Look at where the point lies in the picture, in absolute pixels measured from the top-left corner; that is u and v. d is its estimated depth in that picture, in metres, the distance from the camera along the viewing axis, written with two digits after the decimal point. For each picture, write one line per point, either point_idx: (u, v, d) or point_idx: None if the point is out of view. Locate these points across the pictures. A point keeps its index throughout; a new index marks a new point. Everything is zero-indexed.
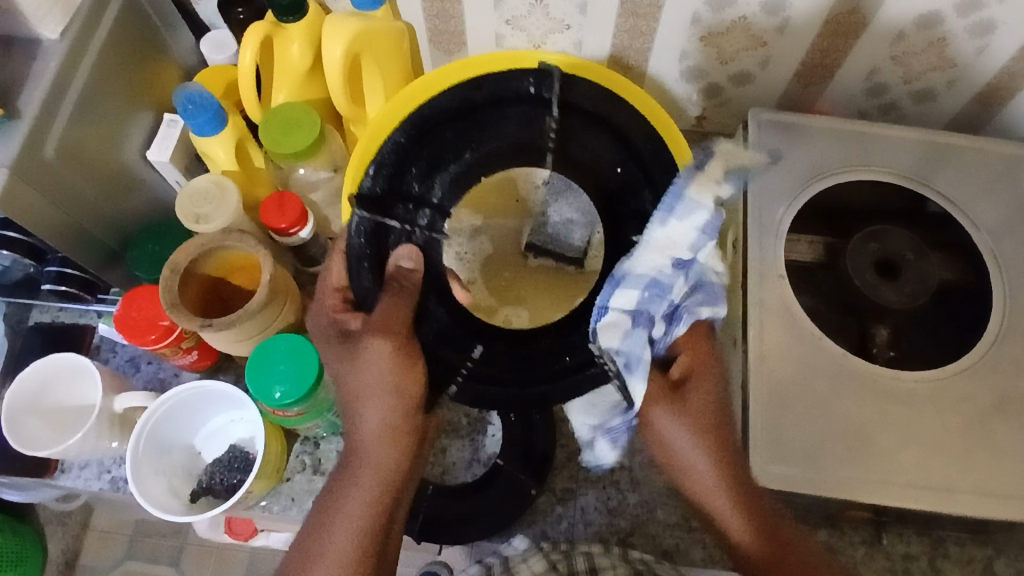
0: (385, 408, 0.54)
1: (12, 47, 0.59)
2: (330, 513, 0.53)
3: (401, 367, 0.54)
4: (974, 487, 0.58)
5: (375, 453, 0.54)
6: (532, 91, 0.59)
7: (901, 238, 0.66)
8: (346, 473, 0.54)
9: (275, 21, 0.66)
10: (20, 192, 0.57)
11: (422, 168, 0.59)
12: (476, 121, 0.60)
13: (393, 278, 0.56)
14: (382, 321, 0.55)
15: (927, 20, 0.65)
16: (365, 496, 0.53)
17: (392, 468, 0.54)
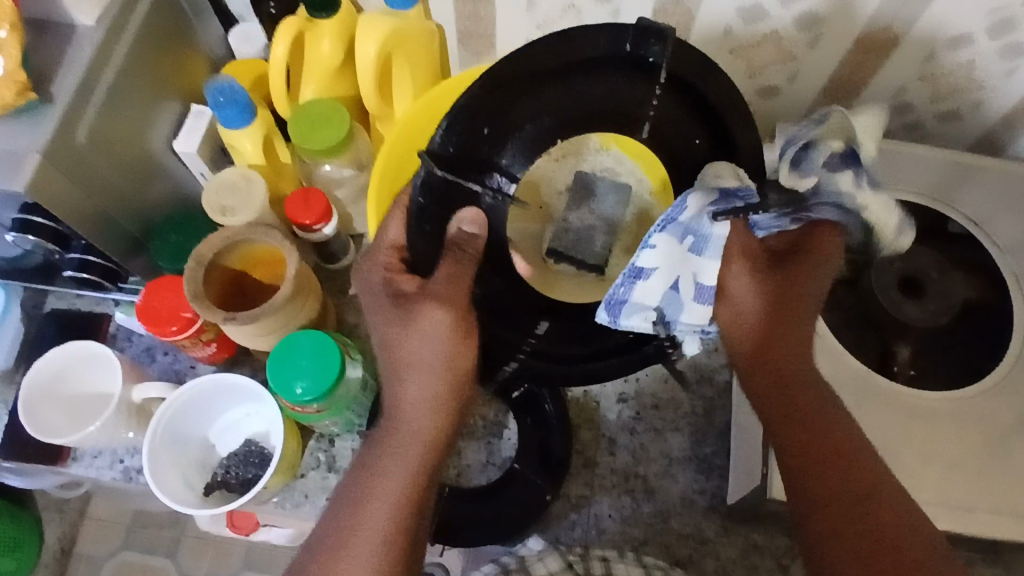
0: (434, 378, 0.53)
1: (48, 32, 0.59)
2: (374, 485, 0.52)
3: (455, 338, 0.53)
4: (993, 509, 0.58)
5: (419, 422, 0.53)
6: (629, 51, 0.52)
7: (925, 257, 0.67)
8: (387, 445, 0.53)
9: (307, 16, 0.66)
10: (51, 177, 0.57)
11: (492, 128, 0.53)
12: (563, 79, 0.53)
13: (455, 243, 0.54)
14: (442, 290, 0.53)
15: (959, 41, 0.65)
16: (411, 466, 0.52)
17: (434, 438, 0.53)
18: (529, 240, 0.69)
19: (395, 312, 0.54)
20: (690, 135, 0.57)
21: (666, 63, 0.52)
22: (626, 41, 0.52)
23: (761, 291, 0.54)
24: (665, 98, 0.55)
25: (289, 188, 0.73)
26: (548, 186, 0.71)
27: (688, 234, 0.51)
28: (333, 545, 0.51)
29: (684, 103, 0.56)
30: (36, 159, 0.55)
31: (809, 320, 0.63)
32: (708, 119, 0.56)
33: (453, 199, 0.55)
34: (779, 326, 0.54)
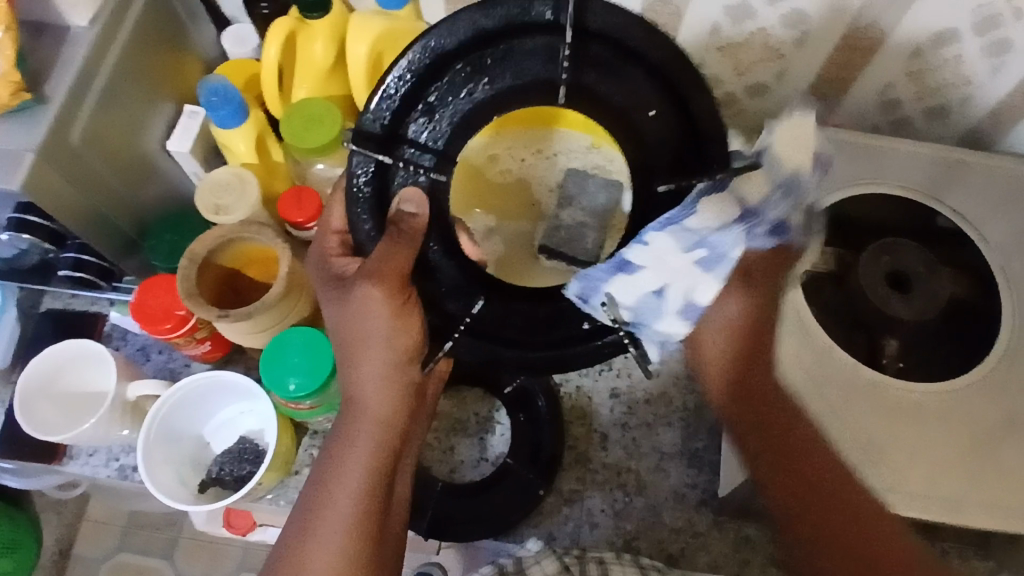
0: (384, 356, 0.54)
1: (42, 33, 0.59)
2: (335, 469, 0.54)
3: (398, 313, 0.53)
4: (981, 499, 0.59)
5: (375, 403, 0.55)
6: (551, 17, 0.49)
7: (913, 254, 0.67)
8: (348, 423, 0.55)
9: (300, 17, 0.68)
10: (45, 176, 0.57)
11: (425, 111, 0.51)
12: (488, 52, 0.50)
13: (392, 222, 0.51)
14: (378, 266, 0.51)
15: (945, 37, 0.66)
16: (370, 445, 0.55)
17: (390, 419, 0.55)
18: (520, 239, 0.71)
19: (340, 291, 0.56)
20: (645, 104, 0.51)
21: (579, 23, 0.49)
22: (547, 8, 0.48)
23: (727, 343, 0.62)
24: (590, 53, 0.49)
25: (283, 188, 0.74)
26: (540, 185, 0.74)
27: (701, 245, 0.51)
28: (301, 529, 0.53)
29: (615, 72, 0.50)
30: (30, 158, 0.56)
31: (797, 314, 0.64)
32: (656, 86, 0.50)
33: (390, 182, 0.52)
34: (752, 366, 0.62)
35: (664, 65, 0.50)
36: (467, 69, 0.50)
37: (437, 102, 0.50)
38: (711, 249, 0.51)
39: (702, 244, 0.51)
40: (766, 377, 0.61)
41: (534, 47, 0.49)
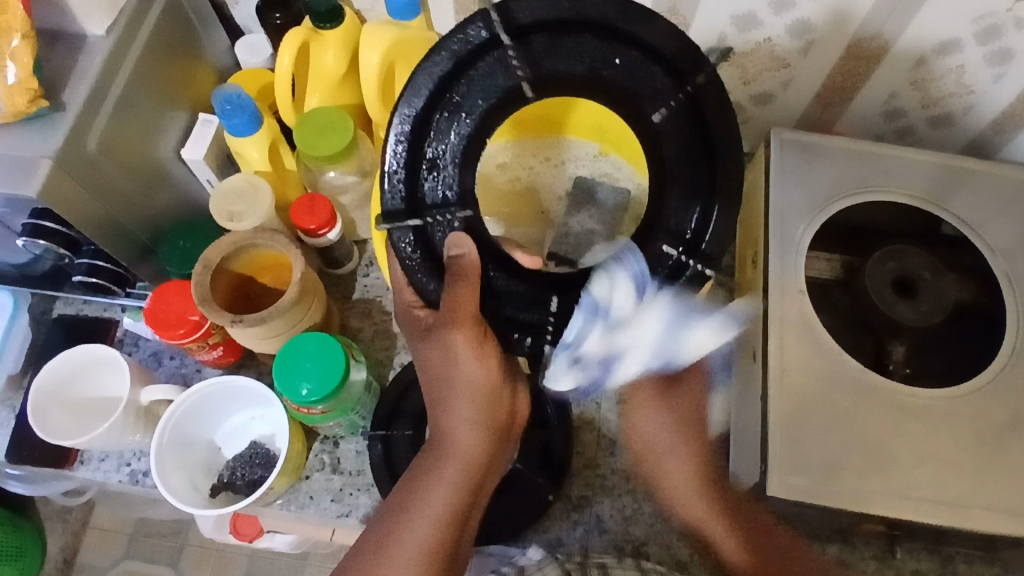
0: (471, 400, 0.56)
1: (59, 42, 0.60)
2: (415, 503, 0.54)
3: (478, 354, 0.54)
4: (988, 504, 0.59)
5: (461, 444, 0.55)
6: (487, 36, 0.51)
7: (918, 257, 0.67)
8: (430, 462, 0.56)
9: (312, 27, 0.68)
10: (62, 183, 0.58)
11: (430, 165, 0.53)
12: (457, 84, 0.52)
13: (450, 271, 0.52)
14: (453, 310, 0.52)
15: (947, 47, 0.67)
16: (451, 485, 0.54)
17: (476, 462, 0.55)
18: (530, 244, 0.70)
19: (426, 341, 0.56)
20: (606, 56, 0.52)
21: (511, 27, 0.52)
22: (481, 27, 0.51)
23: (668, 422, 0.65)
24: (540, 49, 0.52)
25: (295, 195, 0.75)
26: (548, 194, 0.76)
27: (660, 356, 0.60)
28: (369, 556, 0.53)
29: (578, 46, 0.52)
30: (46, 165, 0.56)
31: (804, 319, 0.64)
32: (610, 42, 0.52)
33: (433, 239, 0.54)
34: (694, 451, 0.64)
35: (611, 25, 0.52)
36: (446, 114, 0.53)
37: (436, 156, 0.53)
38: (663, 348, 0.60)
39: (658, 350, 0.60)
40: (776, 384, 0.62)
41: (495, 61, 0.52)
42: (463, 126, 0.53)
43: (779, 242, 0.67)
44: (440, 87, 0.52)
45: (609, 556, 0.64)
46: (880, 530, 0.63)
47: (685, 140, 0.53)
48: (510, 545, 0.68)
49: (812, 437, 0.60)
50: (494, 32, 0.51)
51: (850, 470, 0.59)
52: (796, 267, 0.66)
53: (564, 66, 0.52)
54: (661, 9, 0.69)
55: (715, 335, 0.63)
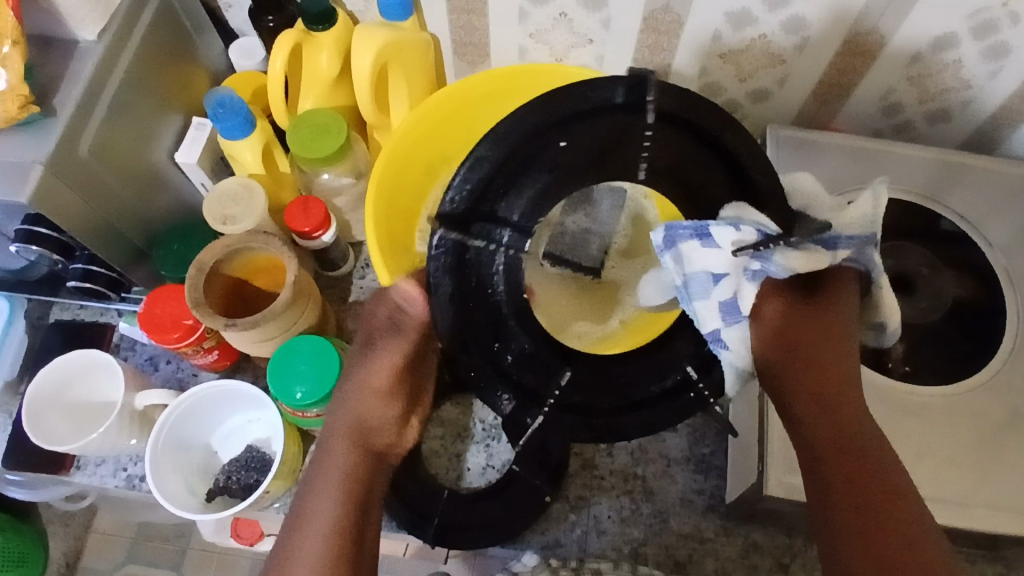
0: (359, 406, 0.57)
1: (51, 47, 0.60)
2: (303, 517, 0.52)
3: (383, 386, 0.58)
4: (989, 501, 0.58)
5: (343, 458, 0.54)
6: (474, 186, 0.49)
7: (916, 253, 0.69)
8: (316, 481, 0.53)
9: (305, 29, 0.68)
10: (54, 188, 0.58)
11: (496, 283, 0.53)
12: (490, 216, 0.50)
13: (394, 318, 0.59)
14: (377, 344, 0.59)
15: (944, 42, 0.66)
16: (336, 495, 0.52)
17: (357, 474, 0.54)
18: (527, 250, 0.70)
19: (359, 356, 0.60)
20: (554, 140, 0.49)
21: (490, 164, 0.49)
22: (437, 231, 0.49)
23: (784, 330, 0.55)
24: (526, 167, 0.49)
25: (290, 198, 0.75)
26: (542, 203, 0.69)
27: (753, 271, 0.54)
28: None
29: (549, 158, 0.49)
30: (39, 170, 0.56)
31: None
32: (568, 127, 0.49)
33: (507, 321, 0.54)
34: (830, 378, 0.54)
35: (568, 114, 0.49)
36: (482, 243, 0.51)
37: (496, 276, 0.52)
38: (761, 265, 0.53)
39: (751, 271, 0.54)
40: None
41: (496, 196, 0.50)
42: (506, 250, 0.51)
43: None
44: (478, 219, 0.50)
45: (606, 559, 0.64)
46: None
47: (687, 159, 0.53)
48: (506, 546, 0.68)
49: None
50: (458, 208, 0.49)
51: None
52: None
53: (558, 162, 0.50)
54: (655, 7, 0.68)
55: (814, 250, 0.53)
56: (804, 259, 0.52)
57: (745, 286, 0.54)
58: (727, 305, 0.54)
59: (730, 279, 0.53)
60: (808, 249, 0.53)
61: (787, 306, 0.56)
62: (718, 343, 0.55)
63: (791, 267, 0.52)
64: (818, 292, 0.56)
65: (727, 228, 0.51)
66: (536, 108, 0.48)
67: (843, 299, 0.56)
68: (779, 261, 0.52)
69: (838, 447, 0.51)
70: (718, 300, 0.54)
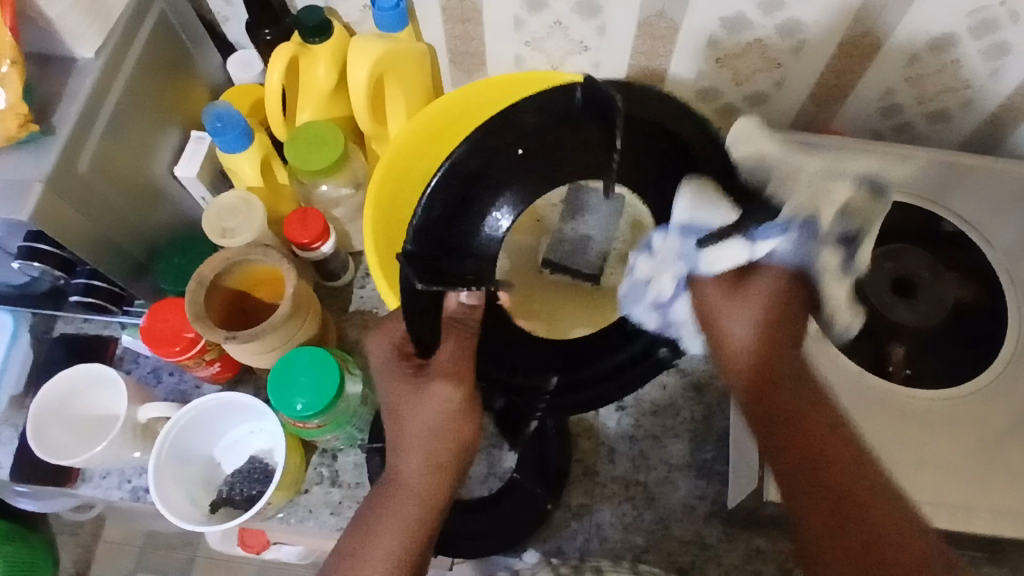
0: (437, 446, 0.54)
1: (49, 65, 0.61)
2: (366, 536, 0.53)
3: (458, 416, 0.54)
4: (991, 505, 0.58)
5: (420, 491, 0.54)
6: (441, 180, 0.56)
7: (915, 257, 0.68)
8: (387, 502, 0.54)
9: (301, 42, 0.68)
10: (54, 205, 0.58)
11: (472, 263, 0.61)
12: (462, 214, 0.59)
13: (454, 319, 0.57)
14: (451, 367, 0.55)
15: (942, 43, 0.66)
16: (404, 526, 0.53)
17: (430, 504, 0.54)
18: (523, 254, 0.74)
19: (408, 382, 0.55)
20: (513, 150, 0.57)
21: (460, 172, 0.56)
22: (414, 281, 0.55)
23: (757, 327, 0.57)
24: (492, 181, 0.59)
25: (289, 209, 0.75)
26: (545, 200, 0.72)
27: (681, 257, 0.58)
28: None
29: (508, 168, 0.58)
30: (40, 188, 0.57)
31: None
32: (525, 134, 0.57)
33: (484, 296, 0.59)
34: (761, 372, 0.57)
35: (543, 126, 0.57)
36: (456, 237, 0.59)
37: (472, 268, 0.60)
38: (685, 258, 0.58)
39: (680, 260, 0.58)
40: None
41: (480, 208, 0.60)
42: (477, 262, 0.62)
43: None
44: (466, 206, 0.59)
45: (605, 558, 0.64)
46: None
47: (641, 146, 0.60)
48: (508, 555, 0.67)
49: None
50: (426, 248, 0.56)
51: None
52: None
53: (516, 167, 0.59)
54: (650, 12, 0.68)
55: (742, 251, 0.55)
56: (719, 258, 0.56)
57: (672, 271, 0.59)
58: (666, 297, 0.60)
59: (665, 264, 0.59)
60: (721, 246, 0.55)
61: (740, 299, 0.57)
62: (670, 329, 0.62)
63: (707, 266, 0.57)
64: (753, 278, 0.57)
65: (659, 235, 0.59)
66: (494, 130, 0.55)
67: (771, 289, 0.57)
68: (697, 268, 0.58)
69: (753, 377, 0.57)
70: (648, 300, 0.62)
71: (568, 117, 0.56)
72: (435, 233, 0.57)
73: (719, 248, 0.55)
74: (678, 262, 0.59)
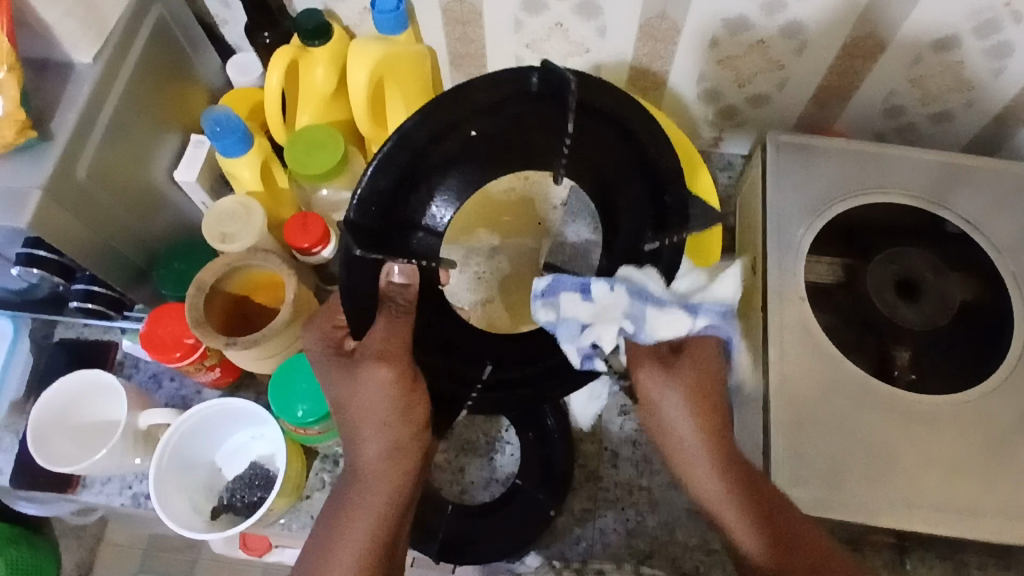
0: (389, 432, 0.54)
1: (46, 71, 0.60)
2: (333, 537, 0.53)
3: (403, 391, 0.54)
4: (998, 510, 0.58)
5: (379, 481, 0.54)
6: (393, 149, 0.55)
7: (920, 258, 0.67)
8: (349, 499, 0.54)
9: (300, 45, 0.68)
10: (51, 212, 0.58)
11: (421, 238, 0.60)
12: (406, 191, 0.57)
13: (387, 296, 0.55)
14: (382, 347, 0.54)
15: (946, 43, 0.65)
16: (370, 517, 0.53)
17: (393, 490, 0.54)
18: (525, 258, 0.73)
19: (345, 369, 0.56)
20: (465, 131, 0.57)
21: (412, 150, 0.55)
22: (352, 247, 0.54)
23: (692, 407, 0.55)
24: (436, 162, 0.58)
25: (289, 213, 0.75)
26: (544, 202, 0.73)
27: (627, 316, 0.53)
28: None
29: (458, 153, 0.58)
30: (37, 195, 0.56)
31: (803, 324, 0.63)
32: (476, 115, 0.56)
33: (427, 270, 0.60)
34: (713, 441, 0.56)
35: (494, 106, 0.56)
36: (404, 216, 0.58)
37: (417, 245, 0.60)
38: (633, 316, 0.53)
39: (626, 318, 0.53)
40: (772, 388, 0.61)
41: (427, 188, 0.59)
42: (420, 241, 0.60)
43: (776, 245, 0.66)
44: (414, 184, 0.58)
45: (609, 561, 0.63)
46: (888, 539, 0.62)
47: (596, 142, 0.58)
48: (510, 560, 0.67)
49: (815, 446, 0.59)
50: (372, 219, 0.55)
51: (854, 478, 0.58)
52: (795, 271, 0.65)
53: (464, 148, 0.58)
54: (651, 14, 0.68)
55: (681, 325, 0.54)
56: (664, 326, 0.54)
57: (609, 326, 0.53)
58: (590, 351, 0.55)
59: (590, 310, 0.54)
60: (668, 317, 0.54)
61: (664, 375, 0.56)
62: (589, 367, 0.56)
63: (653, 331, 0.54)
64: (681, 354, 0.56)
65: (604, 283, 0.53)
66: (445, 108, 0.55)
67: (701, 353, 0.56)
68: (644, 324, 0.54)
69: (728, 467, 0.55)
70: (577, 344, 0.54)
71: (523, 99, 0.56)
72: (382, 206, 0.56)
73: (665, 318, 0.54)
74: (626, 321, 0.53)
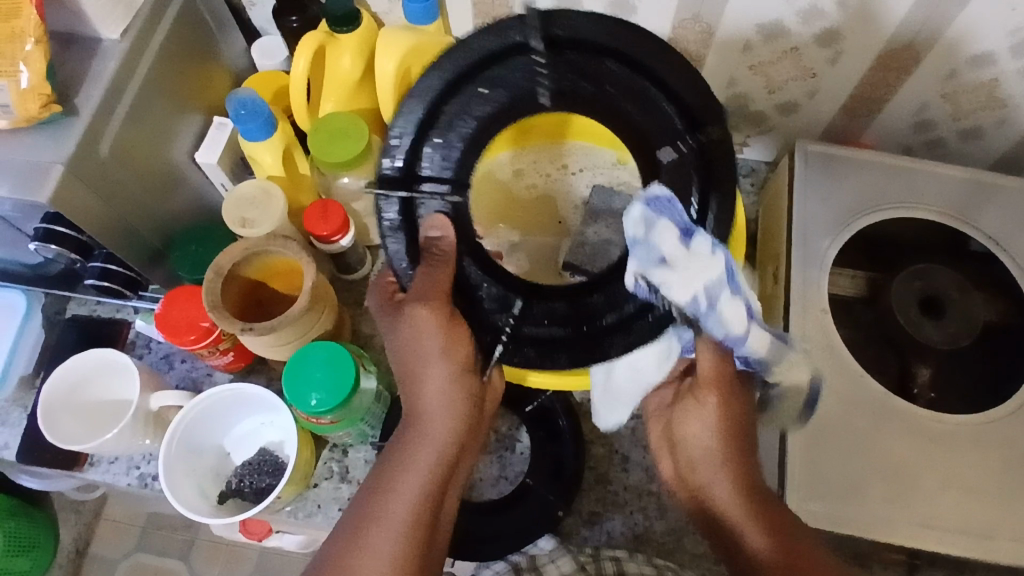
0: (442, 375, 0.53)
1: (72, 46, 0.60)
2: (385, 481, 0.52)
3: (450, 332, 0.52)
4: (1014, 534, 0.57)
5: (433, 425, 0.53)
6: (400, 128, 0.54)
7: (947, 276, 0.66)
8: (403, 444, 0.53)
9: (328, 31, 0.67)
10: (73, 188, 0.57)
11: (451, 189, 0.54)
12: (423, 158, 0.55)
13: (426, 249, 0.54)
14: (427, 288, 0.52)
15: (981, 60, 0.64)
16: (423, 466, 0.52)
17: (448, 438, 0.53)
18: (545, 256, 0.72)
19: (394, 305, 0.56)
20: (474, 90, 0.54)
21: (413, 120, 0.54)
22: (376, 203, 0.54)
23: (715, 447, 0.53)
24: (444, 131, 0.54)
25: (309, 201, 0.74)
26: (564, 201, 0.76)
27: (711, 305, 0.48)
28: (346, 540, 0.50)
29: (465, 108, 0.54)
30: (59, 171, 0.56)
31: (824, 336, 0.63)
32: (474, 80, 0.54)
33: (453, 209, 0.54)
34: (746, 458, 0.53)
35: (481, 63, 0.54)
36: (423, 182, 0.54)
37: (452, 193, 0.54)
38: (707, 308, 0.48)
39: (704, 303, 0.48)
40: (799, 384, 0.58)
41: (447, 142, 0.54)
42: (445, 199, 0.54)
43: (801, 256, 0.65)
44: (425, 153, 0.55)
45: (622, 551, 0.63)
46: (900, 557, 0.61)
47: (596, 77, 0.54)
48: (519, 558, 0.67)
49: (831, 460, 0.59)
50: (392, 174, 0.54)
51: (870, 495, 0.58)
52: (818, 283, 0.65)
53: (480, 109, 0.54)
54: (685, 15, 0.67)
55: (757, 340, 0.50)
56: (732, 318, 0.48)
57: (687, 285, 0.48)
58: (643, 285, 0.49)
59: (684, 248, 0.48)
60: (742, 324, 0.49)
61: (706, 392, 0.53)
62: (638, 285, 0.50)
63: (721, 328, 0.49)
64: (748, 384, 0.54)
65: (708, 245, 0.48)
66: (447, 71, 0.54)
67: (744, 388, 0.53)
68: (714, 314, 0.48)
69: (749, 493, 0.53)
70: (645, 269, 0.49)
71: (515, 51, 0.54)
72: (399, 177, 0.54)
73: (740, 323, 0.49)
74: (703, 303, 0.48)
